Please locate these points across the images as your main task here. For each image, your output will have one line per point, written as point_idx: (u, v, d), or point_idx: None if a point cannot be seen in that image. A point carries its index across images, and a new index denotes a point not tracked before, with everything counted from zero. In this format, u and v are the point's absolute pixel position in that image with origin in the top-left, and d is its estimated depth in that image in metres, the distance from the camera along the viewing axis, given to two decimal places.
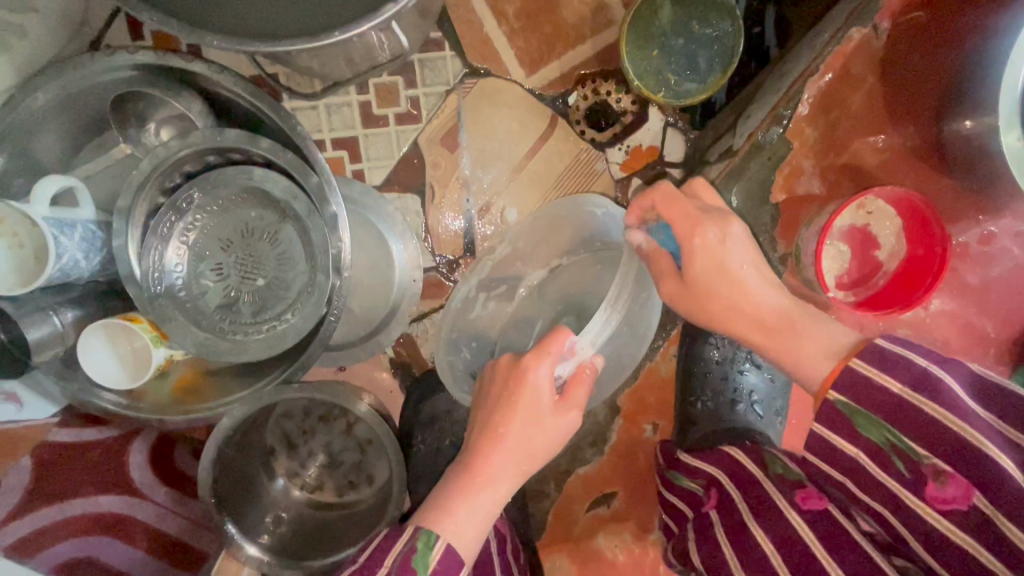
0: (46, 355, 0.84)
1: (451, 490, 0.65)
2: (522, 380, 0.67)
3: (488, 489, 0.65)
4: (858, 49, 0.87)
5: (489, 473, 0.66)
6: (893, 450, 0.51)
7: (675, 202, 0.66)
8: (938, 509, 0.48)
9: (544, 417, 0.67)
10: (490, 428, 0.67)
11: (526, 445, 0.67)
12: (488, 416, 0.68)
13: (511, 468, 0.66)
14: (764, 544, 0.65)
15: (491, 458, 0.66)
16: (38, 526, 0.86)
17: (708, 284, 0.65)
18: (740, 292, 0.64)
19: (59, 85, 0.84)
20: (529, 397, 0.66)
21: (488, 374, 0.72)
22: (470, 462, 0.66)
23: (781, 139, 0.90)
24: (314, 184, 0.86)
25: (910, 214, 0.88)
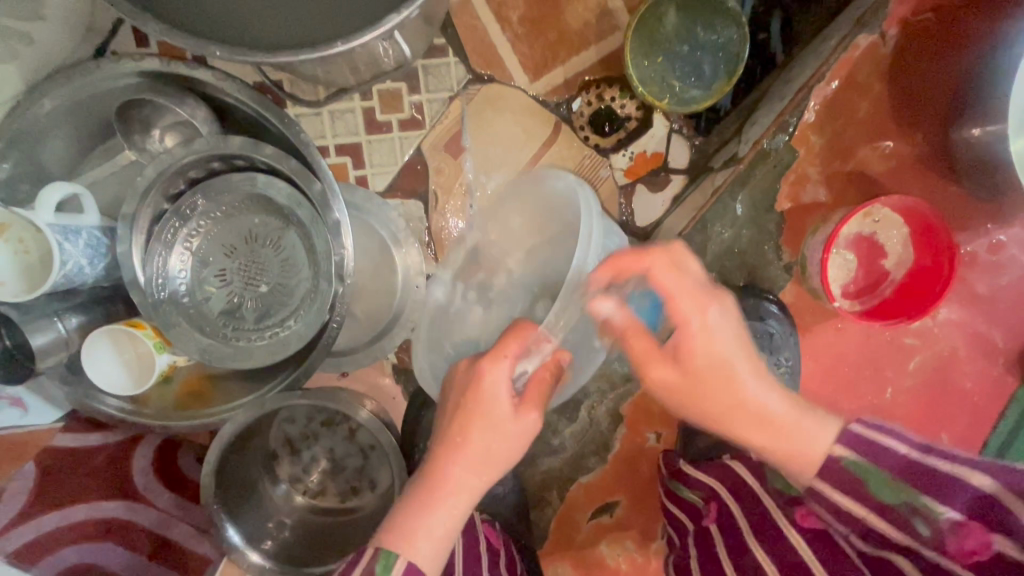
0: (50, 362, 0.85)
1: (412, 497, 0.64)
2: (481, 381, 0.66)
3: (452, 497, 0.63)
4: (864, 56, 0.87)
5: (451, 484, 0.64)
6: (911, 510, 0.53)
7: (666, 275, 0.63)
8: (963, 563, 0.51)
9: (503, 424, 0.65)
10: (453, 427, 0.66)
11: (487, 450, 0.65)
12: (451, 418, 0.66)
13: (476, 474, 0.65)
14: (765, 564, 0.64)
15: (450, 466, 0.64)
16: (42, 531, 0.87)
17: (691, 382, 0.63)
18: (730, 389, 0.62)
19: (65, 93, 0.85)
20: (489, 398, 0.65)
21: (450, 376, 0.72)
22: (432, 468, 0.65)
23: (787, 146, 0.90)
24: (317, 191, 0.86)
25: (918, 224, 0.87)
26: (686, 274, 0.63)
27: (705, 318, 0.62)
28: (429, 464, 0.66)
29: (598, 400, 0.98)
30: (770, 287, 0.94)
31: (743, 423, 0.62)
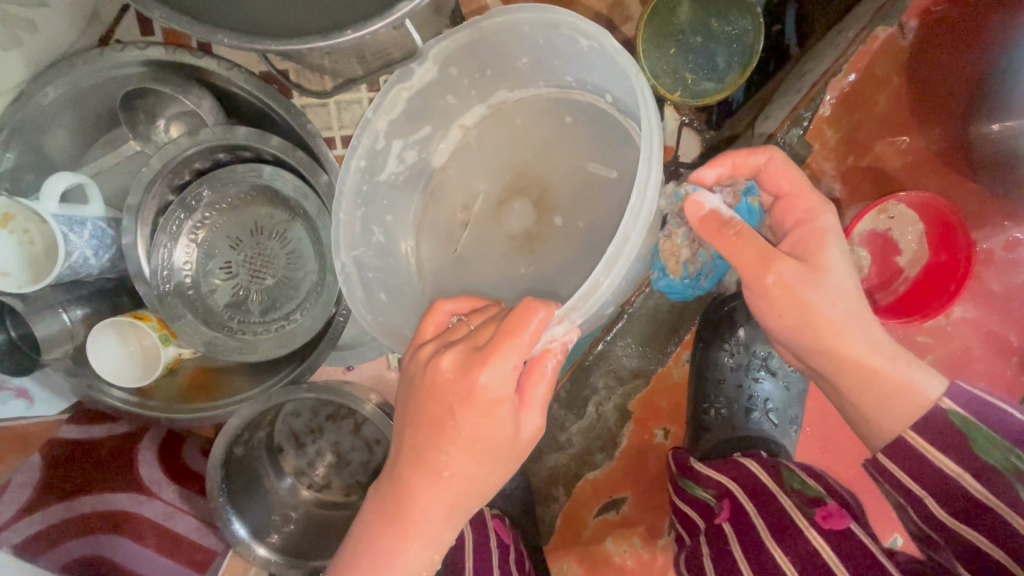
0: (55, 354, 0.84)
1: (375, 534, 0.58)
2: (468, 395, 0.54)
3: (423, 533, 0.57)
4: (882, 49, 0.84)
5: (423, 518, 0.57)
6: (1015, 472, 0.51)
7: (791, 184, 0.65)
8: None
9: (498, 448, 0.57)
10: (421, 454, 0.57)
11: (455, 484, 0.57)
12: (421, 442, 0.57)
13: (449, 510, 0.58)
14: (784, 563, 0.64)
15: (418, 504, 0.57)
16: (49, 522, 0.88)
17: (799, 292, 0.60)
18: (833, 298, 0.60)
19: (71, 82, 0.84)
20: (472, 420, 0.55)
21: (410, 368, 0.60)
22: (396, 507, 0.57)
23: (802, 140, 0.87)
24: (324, 182, 0.86)
25: (934, 220, 0.86)
26: (798, 175, 0.65)
27: (825, 233, 0.62)
28: (393, 492, 0.58)
29: (606, 396, 0.97)
30: None
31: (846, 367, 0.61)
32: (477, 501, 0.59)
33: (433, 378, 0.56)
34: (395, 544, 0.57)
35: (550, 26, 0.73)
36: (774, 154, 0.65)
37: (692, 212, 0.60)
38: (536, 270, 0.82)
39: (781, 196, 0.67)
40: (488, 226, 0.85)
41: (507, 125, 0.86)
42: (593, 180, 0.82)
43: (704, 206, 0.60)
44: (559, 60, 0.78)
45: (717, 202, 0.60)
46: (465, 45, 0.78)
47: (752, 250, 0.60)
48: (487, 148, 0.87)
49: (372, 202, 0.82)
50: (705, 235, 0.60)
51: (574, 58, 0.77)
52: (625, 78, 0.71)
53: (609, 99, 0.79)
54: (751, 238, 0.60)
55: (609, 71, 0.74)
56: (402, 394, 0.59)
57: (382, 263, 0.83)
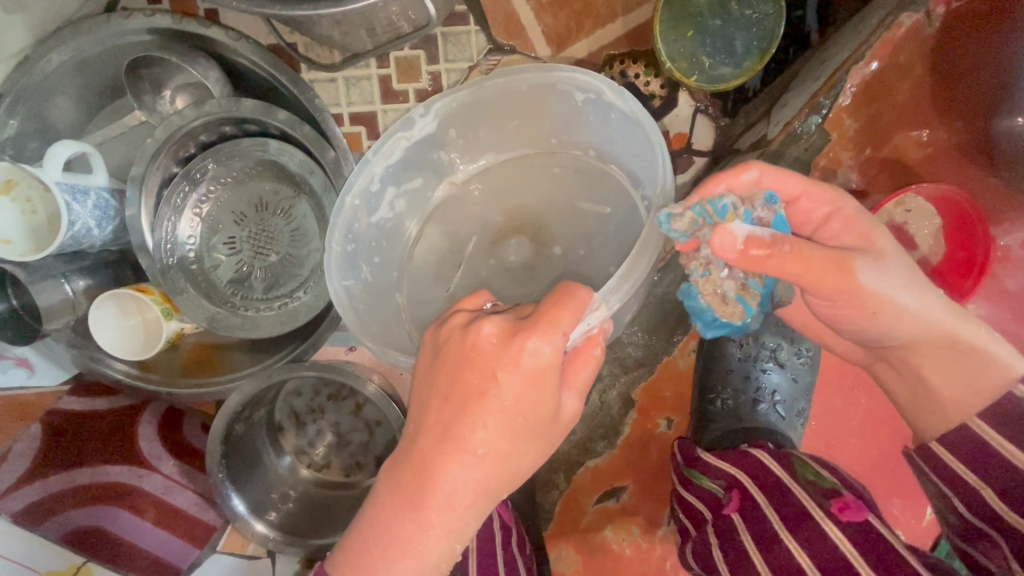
0: (57, 324, 0.82)
1: (400, 513, 0.56)
2: (509, 363, 0.53)
3: (448, 513, 0.56)
4: (907, 37, 0.79)
5: (453, 500, 0.56)
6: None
7: (801, 187, 0.64)
8: None
9: (534, 426, 0.55)
10: (452, 428, 0.55)
11: (488, 461, 0.55)
12: (454, 413, 0.55)
13: (478, 489, 0.56)
14: (801, 558, 0.62)
15: (446, 482, 0.55)
16: (47, 493, 0.86)
17: (864, 291, 0.59)
18: (903, 286, 0.60)
19: (74, 49, 0.83)
20: (513, 384, 0.53)
21: (443, 334, 0.57)
22: (421, 486, 0.56)
23: (820, 130, 0.86)
24: (331, 159, 0.85)
25: (952, 214, 0.85)
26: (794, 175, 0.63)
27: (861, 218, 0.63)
28: (417, 469, 0.56)
29: (609, 384, 0.97)
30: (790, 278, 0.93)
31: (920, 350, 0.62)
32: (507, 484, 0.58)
33: (473, 344, 0.54)
34: (423, 524, 0.56)
35: (549, 86, 0.76)
36: (763, 169, 0.61)
37: (726, 250, 0.53)
38: (541, 259, 0.82)
39: (788, 202, 0.66)
40: (481, 264, 0.83)
41: (508, 176, 0.85)
42: (589, 217, 0.82)
43: (737, 234, 0.53)
44: (551, 119, 0.81)
45: (746, 228, 0.54)
46: (466, 102, 0.78)
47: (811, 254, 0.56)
48: (490, 195, 0.86)
49: (367, 243, 0.79)
50: (747, 263, 0.54)
51: (570, 116, 0.79)
52: (625, 123, 0.73)
53: (594, 152, 0.81)
54: (808, 252, 0.56)
55: (607, 123, 0.76)
56: (433, 363, 0.57)
57: (372, 302, 0.79)
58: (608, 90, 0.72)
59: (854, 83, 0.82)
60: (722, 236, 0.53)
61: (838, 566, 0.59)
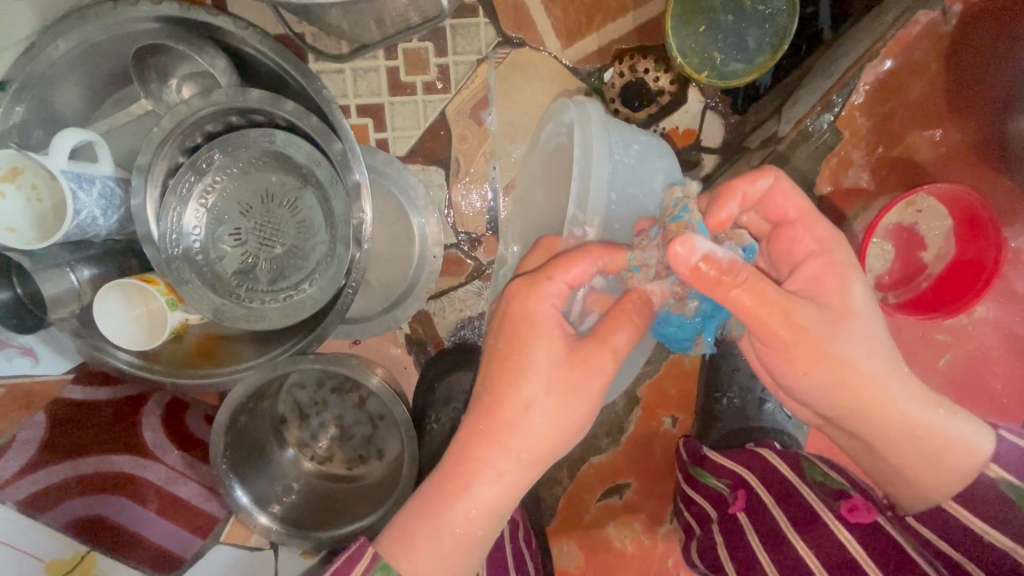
0: (63, 313, 0.82)
1: (434, 483, 0.59)
2: (526, 325, 0.58)
3: (486, 483, 0.58)
4: (922, 36, 0.79)
5: (485, 488, 0.58)
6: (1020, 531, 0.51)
7: (800, 210, 0.60)
8: None
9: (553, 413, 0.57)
10: (495, 390, 0.58)
11: (528, 436, 0.58)
12: (496, 380, 0.58)
13: (513, 463, 0.58)
14: (811, 559, 0.61)
15: (486, 450, 0.58)
16: (51, 482, 0.85)
17: (813, 347, 0.55)
18: (865, 349, 0.57)
19: (81, 35, 0.82)
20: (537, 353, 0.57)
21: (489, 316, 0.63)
22: (460, 454, 0.58)
23: (832, 129, 0.85)
24: (337, 151, 0.82)
25: (964, 215, 0.84)
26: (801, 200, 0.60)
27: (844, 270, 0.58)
28: (457, 456, 0.59)
29: None
30: None
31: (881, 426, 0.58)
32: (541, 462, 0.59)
33: (502, 314, 0.60)
34: (458, 493, 0.58)
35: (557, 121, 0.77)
36: (779, 177, 0.59)
37: (678, 263, 0.52)
38: None
39: (780, 224, 0.61)
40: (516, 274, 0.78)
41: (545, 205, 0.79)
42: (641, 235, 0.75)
43: (696, 249, 0.51)
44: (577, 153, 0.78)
45: (709, 245, 0.52)
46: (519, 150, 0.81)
47: (759, 296, 0.54)
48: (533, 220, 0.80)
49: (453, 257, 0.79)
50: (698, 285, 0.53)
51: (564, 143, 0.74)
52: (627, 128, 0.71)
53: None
54: (756, 299, 0.54)
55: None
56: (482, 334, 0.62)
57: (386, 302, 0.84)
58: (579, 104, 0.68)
59: (868, 81, 0.82)
60: (678, 247, 0.51)
61: (847, 566, 0.58)
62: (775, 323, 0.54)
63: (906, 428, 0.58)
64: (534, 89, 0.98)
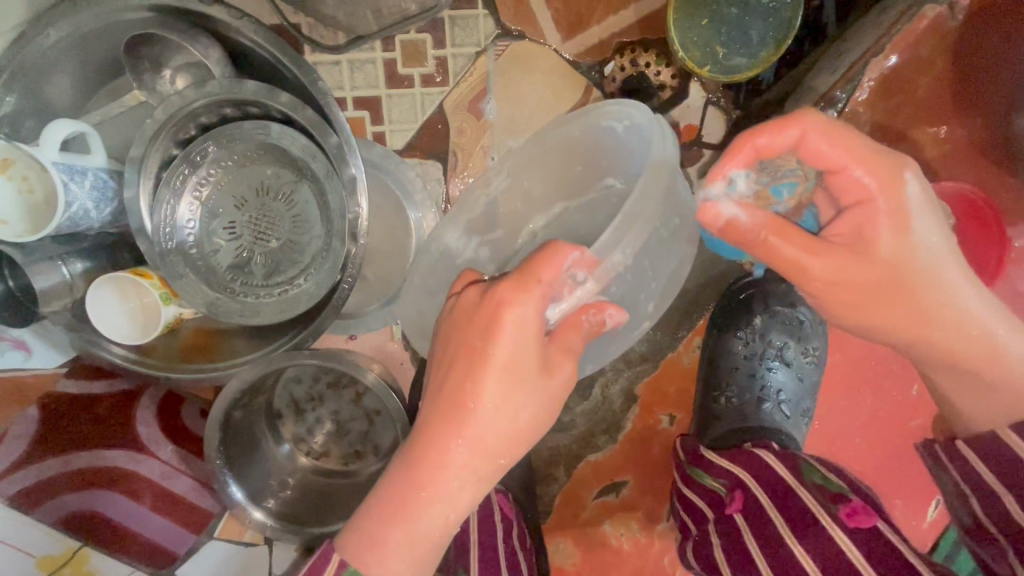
0: (54, 307, 0.81)
1: (404, 479, 0.58)
2: (494, 328, 0.56)
3: (458, 475, 0.58)
4: (927, 32, 0.77)
5: (446, 483, 0.58)
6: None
7: (849, 155, 0.59)
8: None
9: (520, 410, 0.58)
10: (459, 384, 0.58)
11: (498, 432, 0.58)
12: (456, 384, 0.58)
13: (477, 459, 0.58)
14: (807, 561, 0.61)
15: (453, 445, 0.58)
16: (43, 476, 0.85)
17: (883, 274, 0.61)
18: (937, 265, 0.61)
19: (72, 24, 0.80)
20: (506, 345, 0.56)
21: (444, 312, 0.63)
22: (426, 450, 0.58)
23: (835, 124, 0.83)
24: (333, 144, 0.80)
25: (967, 214, 0.83)
26: (843, 137, 0.59)
27: (906, 195, 0.60)
28: (421, 457, 0.58)
29: (613, 378, 0.96)
30: None
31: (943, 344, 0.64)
32: (506, 452, 0.59)
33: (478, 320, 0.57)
34: (428, 495, 0.58)
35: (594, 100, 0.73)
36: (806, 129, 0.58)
37: (707, 225, 0.60)
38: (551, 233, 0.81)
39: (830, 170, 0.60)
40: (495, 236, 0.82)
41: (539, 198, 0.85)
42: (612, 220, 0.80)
43: (720, 217, 0.59)
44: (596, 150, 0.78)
45: (741, 208, 0.59)
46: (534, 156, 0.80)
47: (816, 243, 0.60)
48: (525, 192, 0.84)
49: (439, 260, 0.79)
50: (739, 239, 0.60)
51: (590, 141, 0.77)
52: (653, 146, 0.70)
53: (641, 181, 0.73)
54: (814, 236, 0.60)
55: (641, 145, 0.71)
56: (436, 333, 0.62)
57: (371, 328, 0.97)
58: (638, 110, 0.70)
59: (873, 77, 0.80)
60: (707, 210, 0.59)
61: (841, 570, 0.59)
62: (832, 263, 0.60)
63: (968, 349, 0.63)
64: (534, 81, 0.97)
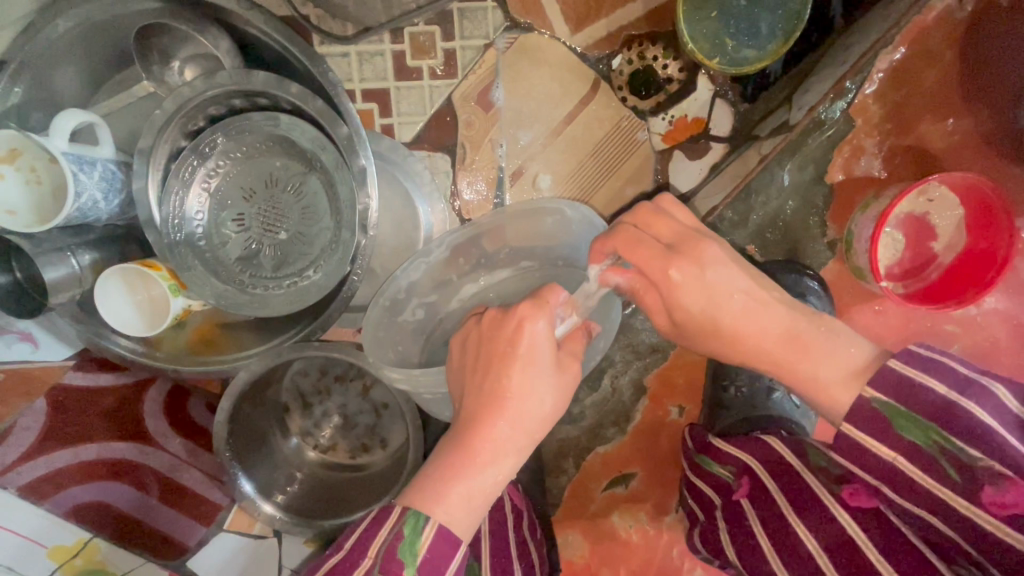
0: (63, 297, 0.81)
1: (437, 464, 0.59)
2: (518, 335, 0.61)
3: (506, 454, 0.59)
4: (937, 23, 0.82)
5: (483, 454, 0.59)
6: (940, 451, 0.47)
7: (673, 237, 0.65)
8: (996, 514, 0.44)
9: (542, 399, 0.61)
10: (498, 368, 0.61)
11: (537, 413, 0.61)
12: (493, 379, 0.61)
13: (519, 433, 0.60)
14: (810, 541, 0.62)
15: (495, 425, 0.60)
16: (53, 467, 0.83)
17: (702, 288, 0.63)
18: (733, 280, 0.63)
19: (83, 14, 0.80)
20: (528, 334, 0.60)
21: (465, 330, 0.69)
22: (473, 423, 0.60)
23: (845, 116, 0.87)
24: (343, 134, 0.80)
25: (975, 204, 0.83)
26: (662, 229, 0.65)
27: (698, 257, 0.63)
28: (463, 439, 0.59)
29: (621, 370, 0.97)
30: (809, 264, 0.93)
31: (765, 356, 0.62)
32: (544, 430, 0.62)
33: (500, 326, 0.62)
34: (481, 461, 0.58)
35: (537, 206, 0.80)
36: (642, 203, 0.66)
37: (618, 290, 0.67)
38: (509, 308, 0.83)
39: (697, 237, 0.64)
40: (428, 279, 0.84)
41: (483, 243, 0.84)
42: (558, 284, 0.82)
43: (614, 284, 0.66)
44: (536, 233, 0.83)
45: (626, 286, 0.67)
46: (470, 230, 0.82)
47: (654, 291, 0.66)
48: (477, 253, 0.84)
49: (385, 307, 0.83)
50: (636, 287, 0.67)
51: (530, 228, 0.83)
52: (586, 232, 0.80)
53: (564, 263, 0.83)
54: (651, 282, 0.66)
55: (573, 238, 0.81)
56: (461, 351, 0.67)
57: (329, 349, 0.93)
58: (568, 207, 0.80)
59: (882, 68, 0.85)
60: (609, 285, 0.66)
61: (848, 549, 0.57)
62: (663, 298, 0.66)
63: (800, 356, 0.59)
64: (543, 74, 0.97)
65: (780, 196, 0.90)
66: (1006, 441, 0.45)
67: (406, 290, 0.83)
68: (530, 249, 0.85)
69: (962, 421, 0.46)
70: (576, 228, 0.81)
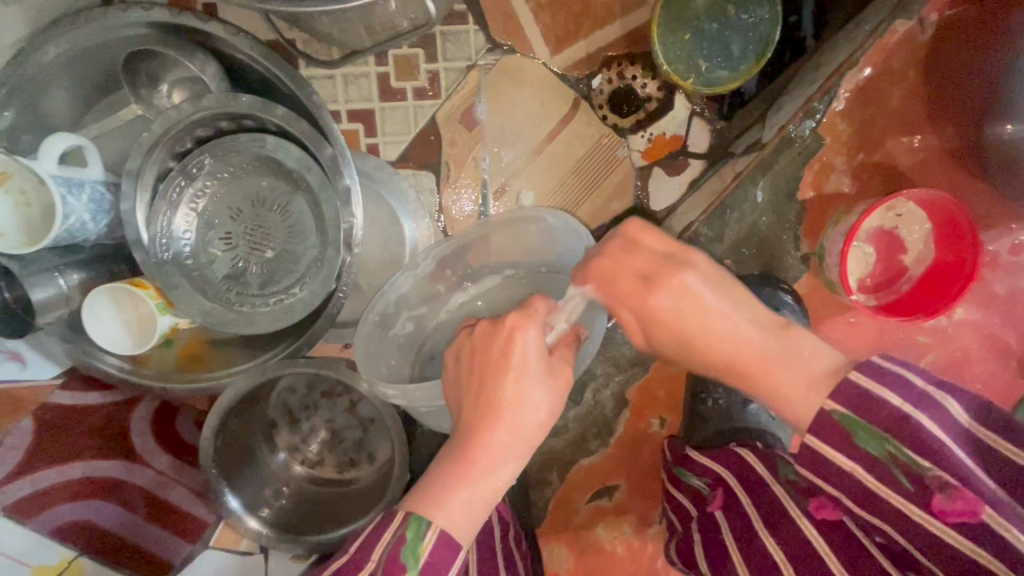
0: (51, 317, 0.82)
1: (427, 483, 0.60)
2: (509, 347, 0.62)
3: (505, 463, 0.61)
4: (899, 44, 0.85)
5: (484, 467, 0.60)
6: (894, 461, 0.48)
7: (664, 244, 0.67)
8: (946, 522, 0.45)
9: (525, 420, 0.62)
10: (490, 379, 0.62)
11: (532, 421, 0.62)
12: (485, 392, 0.62)
13: (517, 441, 0.62)
14: (775, 551, 0.63)
15: (494, 435, 0.61)
16: (39, 487, 0.84)
17: (688, 305, 0.64)
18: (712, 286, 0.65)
19: (72, 41, 0.82)
20: (518, 342, 0.62)
21: (459, 341, 0.68)
22: (472, 433, 0.62)
23: (814, 134, 0.90)
24: (328, 155, 0.82)
25: (942, 220, 0.85)
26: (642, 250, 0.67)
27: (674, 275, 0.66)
28: (466, 447, 0.61)
29: (604, 383, 0.98)
30: (785, 278, 0.95)
31: (737, 368, 0.62)
32: (538, 438, 0.63)
33: (490, 344, 0.64)
34: (482, 466, 0.60)
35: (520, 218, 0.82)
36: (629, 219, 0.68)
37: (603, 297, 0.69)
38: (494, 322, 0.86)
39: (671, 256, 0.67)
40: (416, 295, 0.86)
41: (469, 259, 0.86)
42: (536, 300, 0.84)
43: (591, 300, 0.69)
44: (523, 246, 0.86)
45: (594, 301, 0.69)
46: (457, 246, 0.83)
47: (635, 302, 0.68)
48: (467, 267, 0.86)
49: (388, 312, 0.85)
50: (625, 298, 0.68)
51: (516, 240, 0.85)
52: (569, 237, 0.81)
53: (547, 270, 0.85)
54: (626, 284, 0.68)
55: (558, 246, 0.83)
56: (455, 360, 0.67)
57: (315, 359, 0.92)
58: (551, 215, 0.81)
59: (848, 88, 0.88)
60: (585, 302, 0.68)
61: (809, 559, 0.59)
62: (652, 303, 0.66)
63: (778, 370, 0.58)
64: (525, 94, 0.99)
65: (753, 212, 0.93)
66: (956, 460, 0.45)
67: (395, 304, 0.84)
68: (518, 262, 0.87)
69: (914, 437, 0.47)
70: (560, 236, 0.82)
